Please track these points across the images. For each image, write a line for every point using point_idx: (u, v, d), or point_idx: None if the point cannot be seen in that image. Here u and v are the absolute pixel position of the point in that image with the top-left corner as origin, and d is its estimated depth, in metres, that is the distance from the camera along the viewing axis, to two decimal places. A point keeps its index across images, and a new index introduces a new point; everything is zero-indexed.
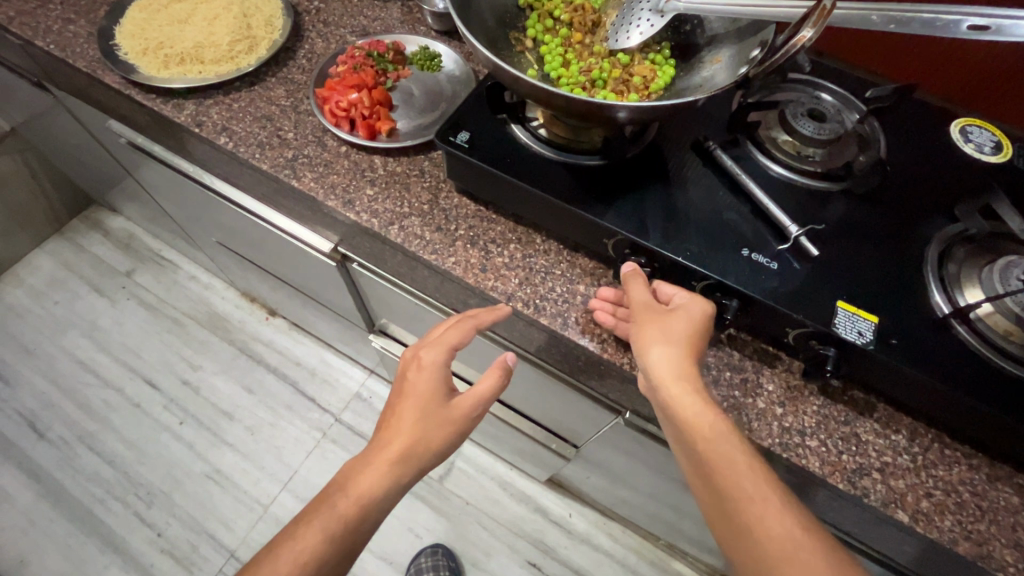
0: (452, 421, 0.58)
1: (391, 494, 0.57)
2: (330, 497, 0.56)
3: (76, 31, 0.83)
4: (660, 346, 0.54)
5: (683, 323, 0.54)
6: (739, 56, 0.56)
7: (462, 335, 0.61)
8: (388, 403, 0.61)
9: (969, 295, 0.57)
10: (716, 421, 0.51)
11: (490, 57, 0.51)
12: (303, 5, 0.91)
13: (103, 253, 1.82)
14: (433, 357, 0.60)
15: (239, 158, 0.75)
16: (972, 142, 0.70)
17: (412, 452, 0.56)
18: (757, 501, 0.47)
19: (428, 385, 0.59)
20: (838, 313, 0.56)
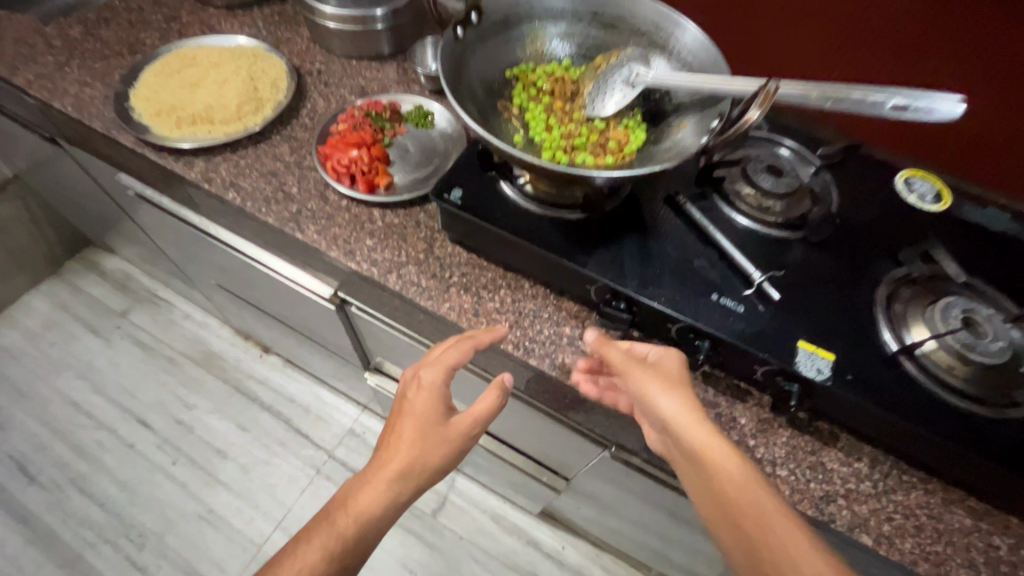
0: (451, 439, 0.63)
1: (390, 511, 0.60)
2: (331, 514, 0.60)
3: (93, 93, 0.89)
4: (664, 394, 0.59)
5: (670, 369, 0.61)
6: (701, 124, 0.62)
7: (459, 354, 0.65)
8: (388, 422, 0.66)
9: (916, 333, 0.63)
10: (733, 463, 0.55)
11: (481, 134, 0.57)
12: (305, 67, 0.98)
13: (99, 294, 1.85)
14: (433, 377, 0.65)
15: (246, 212, 0.80)
16: (914, 192, 0.78)
17: (412, 470, 0.61)
18: (792, 543, 0.50)
19: (426, 404, 0.64)
20: (799, 352, 0.62)
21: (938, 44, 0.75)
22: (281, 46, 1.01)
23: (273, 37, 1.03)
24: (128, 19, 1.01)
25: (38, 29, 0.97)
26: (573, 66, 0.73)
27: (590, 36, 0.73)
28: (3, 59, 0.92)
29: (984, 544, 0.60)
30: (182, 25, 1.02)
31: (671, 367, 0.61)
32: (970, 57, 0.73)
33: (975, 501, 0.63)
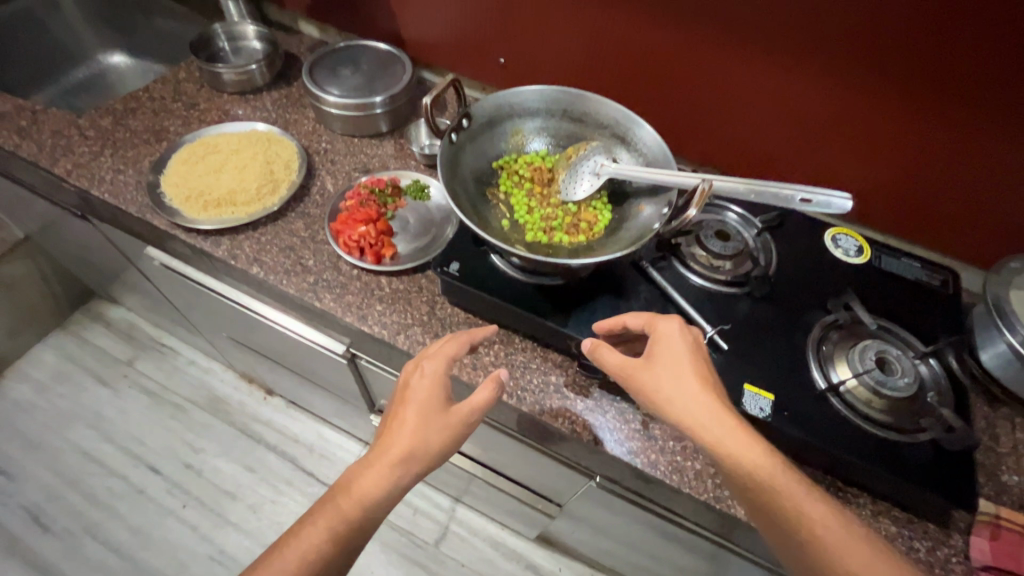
0: (450, 425, 0.70)
1: (390, 492, 0.67)
2: (337, 496, 0.67)
3: (126, 180, 1.01)
4: (674, 385, 0.65)
5: (677, 356, 0.67)
6: (655, 208, 0.76)
7: (456, 348, 0.75)
8: (391, 409, 0.73)
9: (839, 372, 0.76)
10: (747, 444, 0.62)
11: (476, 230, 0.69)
12: (313, 146, 1.11)
13: (105, 344, 1.92)
14: (434, 368, 0.73)
15: (269, 283, 0.92)
16: (840, 247, 0.92)
17: (413, 454, 0.68)
18: (809, 510, 0.59)
19: (429, 393, 0.71)
20: (745, 393, 0.74)
21: (834, 117, 0.91)
22: (290, 128, 1.14)
23: (283, 119, 1.16)
24: (151, 108, 1.14)
25: (71, 120, 1.09)
26: (549, 155, 0.86)
27: (563, 129, 0.87)
28: (42, 151, 1.03)
29: (906, 547, 0.72)
30: (201, 112, 1.15)
31: (674, 354, 0.67)
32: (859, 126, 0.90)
33: (899, 511, 0.75)
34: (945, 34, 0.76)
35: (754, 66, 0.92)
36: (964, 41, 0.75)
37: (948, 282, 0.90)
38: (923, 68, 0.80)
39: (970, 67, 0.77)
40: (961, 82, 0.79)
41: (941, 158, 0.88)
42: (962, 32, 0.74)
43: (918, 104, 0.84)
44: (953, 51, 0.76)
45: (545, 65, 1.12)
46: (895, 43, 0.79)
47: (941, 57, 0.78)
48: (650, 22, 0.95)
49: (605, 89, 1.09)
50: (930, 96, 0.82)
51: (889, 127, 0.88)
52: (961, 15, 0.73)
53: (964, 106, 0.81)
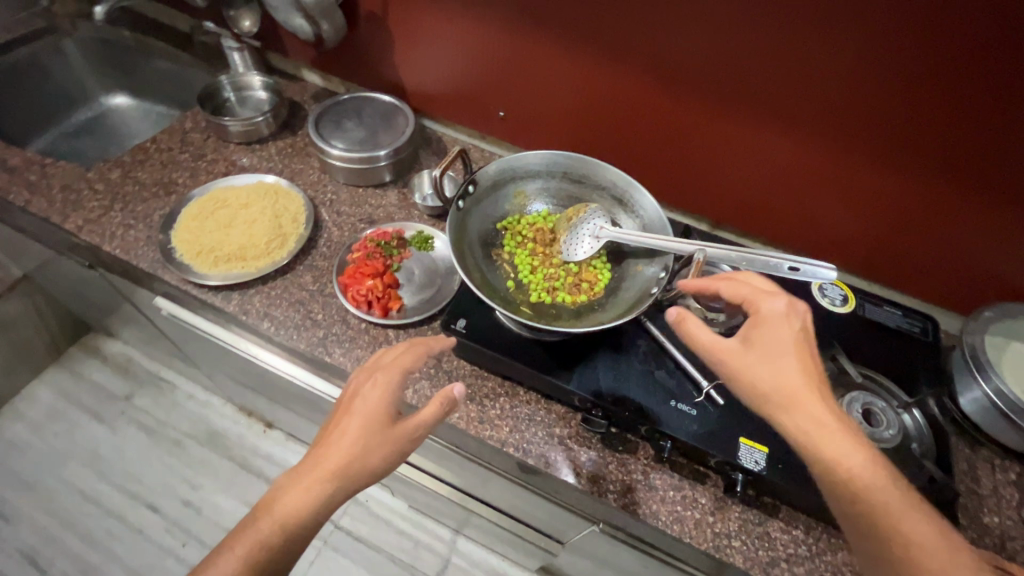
0: (394, 441, 0.69)
1: (319, 505, 0.66)
2: (266, 505, 0.66)
3: (137, 235, 1.03)
4: (770, 369, 0.60)
5: (777, 339, 0.62)
6: (653, 271, 0.81)
7: (411, 362, 0.74)
8: (333, 416, 0.72)
9: None
10: (841, 438, 0.57)
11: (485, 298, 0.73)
12: (319, 197, 1.14)
13: (102, 379, 1.92)
14: (386, 381, 0.72)
15: (279, 338, 0.94)
16: (827, 297, 0.97)
17: (350, 468, 0.67)
18: (901, 514, 0.55)
19: (378, 403, 0.71)
20: (741, 447, 0.78)
21: (816, 170, 0.97)
22: (296, 178, 1.17)
23: (288, 169, 1.19)
24: (160, 160, 1.16)
25: (81, 174, 1.11)
26: (550, 214, 0.90)
27: (563, 190, 0.91)
28: (53, 206, 1.06)
29: None
30: (208, 163, 1.18)
31: (778, 340, 0.62)
32: (840, 179, 0.96)
33: None
34: (924, 106, 0.81)
35: (740, 121, 0.97)
36: (942, 113, 0.81)
37: (927, 330, 0.95)
38: (904, 135, 0.86)
39: (948, 135, 0.83)
40: (940, 147, 0.84)
41: (922, 214, 0.93)
42: (939, 105, 0.80)
43: (900, 166, 0.89)
44: (930, 119, 0.82)
45: (544, 119, 1.16)
46: (871, 105, 0.85)
47: (921, 126, 0.83)
48: (647, 86, 1.00)
49: (602, 143, 1.14)
50: (912, 159, 0.88)
51: (867, 180, 0.94)
52: (938, 90, 0.79)
53: (943, 169, 0.86)
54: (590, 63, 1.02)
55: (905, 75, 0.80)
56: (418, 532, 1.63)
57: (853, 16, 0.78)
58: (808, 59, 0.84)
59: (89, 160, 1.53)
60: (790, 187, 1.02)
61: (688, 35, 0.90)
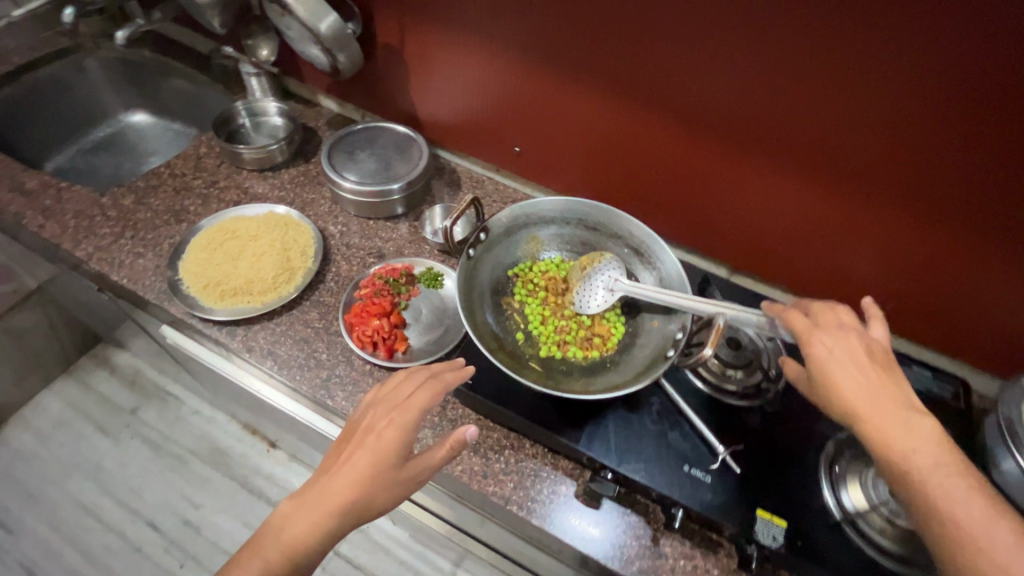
0: (402, 482, 0.66)
1: (320, 546, 0.63)
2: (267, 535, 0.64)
3: (145, 263, 1.02)
4: (839, 388, 0.60)
5: (841, 359, 0.62)
6: (669, 329, 0.77)
7: (430, 400, 0.69)
8: (341, 446, 0.69)
9: (853, 496, 0.76)
10: (914, 453, 0.55)
11: (492, 357, 0.70)
12: (329, 229, 1.13)
13: (110, 391, 1.92)
14: (402, 419, 0.67)
15: (281, 377, 0.92)
16: None
17: (356, 508, 0.64)
18: (986, 530, 0.51)
19: (388, 443, 0.66)
20: (758, 521, 0.73)
21: (841, 220, 0.93)
22: (307, 208, 1.16)
23: (300, 199, 1.17)
24: (173, 186, 1.16)
25: (95, 199, 1.11)
26: (564, 261, 0.88)
27: (578, 236, 0.88)
28: (64, 232, 1.05)
29: None
30: (220, 190, 1.17)
31: (838, 359, 0.62)
32: (864, 231, 0.92)
33: None
34: (966, 167, 0.77)
35: (760, 167, 0.94)
36: (986, 173, 0.76)
37: (959, 395, 0.91)
38: (944, 194, 0.81)
39: (991, 197, 0.78)
40: (981, 208, 0.80)
41: (958, 275, 0.88)
42: (983, 166, 0.76)
43: (937, 225, 0.85)
44: (964, 176, 0.78)
45: (561, 155, 1.14)
46: (901, 159, 0.81)
47: (962, 186, 0.79)
48: (670, 128, 0.97)
49: (620, 182, 1.11)
50: (950, 219, 0.83)
51: (893, 234, 0.89)
52: (982, 152, 0.75)
53: (983, 230, 0.82)
54: (612, 103, 1.00)
55: (947, 134, 0.75)
56: (417, 561, 1.60)
57: (895, 71, 0.74)
58: (837, 110, 0.81)
59: (97, 182, 1.50)
60: (812, 236, 0.98)
61: (717, 81, 0.87)
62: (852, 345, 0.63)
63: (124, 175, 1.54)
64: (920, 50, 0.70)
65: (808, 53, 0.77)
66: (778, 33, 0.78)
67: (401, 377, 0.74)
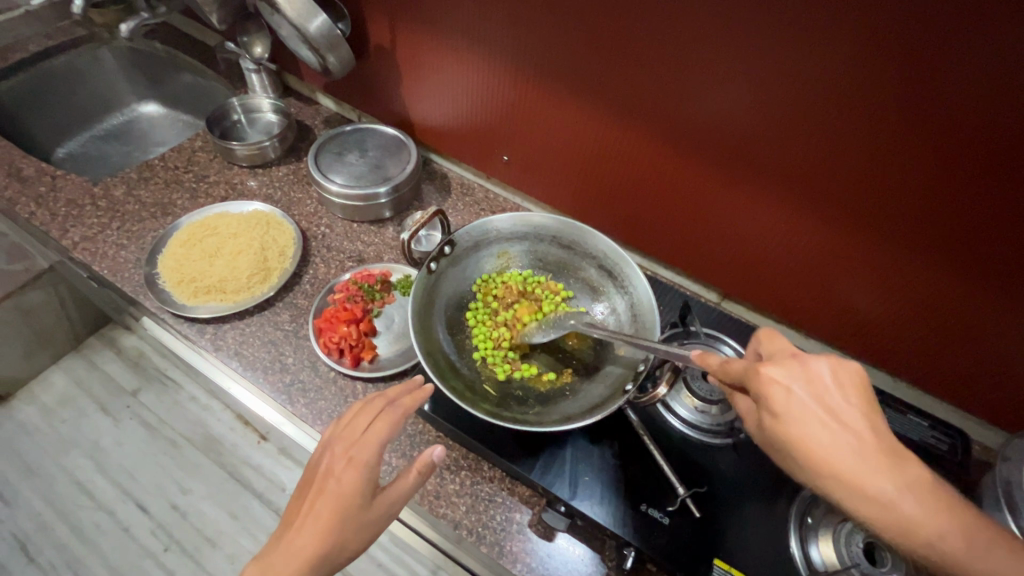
0: (372, 521, 0.61)
1: None
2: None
3: (126, 256, 1.03)
4: (813, 437, 0.51)
5: (802, 403, 0.53)
6: (632, 358, 0.73)
7: (392, 428, 0.64)
8: (301, 494, 0.63)
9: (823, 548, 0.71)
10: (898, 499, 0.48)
11: (438, 381, 0.67)
12: (311, 229, 1.12)
13: (113, 371, 1.95)
14: (365, 456, 0.62)
15: (245, 379, 0.91)
16: None
17: (325, 560, 0.58)
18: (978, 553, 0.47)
19: (351, 486, 0.61)
20: (715, 570, 0.70)
21: (832, 250, 0.87)
22: (292, 207, 1.15)
23: (287, 199, 1.17)
24: (164, 179, 1.17)
25: (87, 189, 1.13)
26: (533, 278, 0.85)
27: (551, 253, 0.85)
28: (54, 220, 1.07)
29: None
30: (209, 185, 1.17)
31: (804, 399, 0.53)
32: (857, 263, 0.86)
33: None
34: (973, 204, 0.70)
35: (748, 189, 0.88)
36: (995, 213, 0.69)
37: (956, 449, 0.84)
38: (948, 231, 0.74)
39: (1000, 238, 0.71)
40: (989, 250, 0.73)
41: (961, 320, 0.81)
42: (991, 205, 0.69)
43: (941, 265, 0.78)
44: (964, 214, 0.72)
45: (552, 167, 1.10)
46: (895, 191, 0.75)
47: (967, 221, 0.72)
48: (660, 146, 0.92)
49: (611, 198, 1.07)
50: (954, 259, 0.76)
51: (887, 269, 0.83)
52: (990, 188, 0.68)
53: (991, 275, 0.75)
54: (601, 117, 0.95)
55: (953, 167, 0.69)
56: (395, 565, 1.57)
57: (892, 95, 0.68)
58: (827, 135, 0.75)
59: (96, 173, 1.52)
60: (802, 265, 0.92)
61: (707, 99, 0.82)
62: (812, 379, 0.54)
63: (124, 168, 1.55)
64: (917, 76, 0.65)
65: (803, 73, 0.72)
66: (768, 53, 0.72)
67: (358, 406, 0.68)
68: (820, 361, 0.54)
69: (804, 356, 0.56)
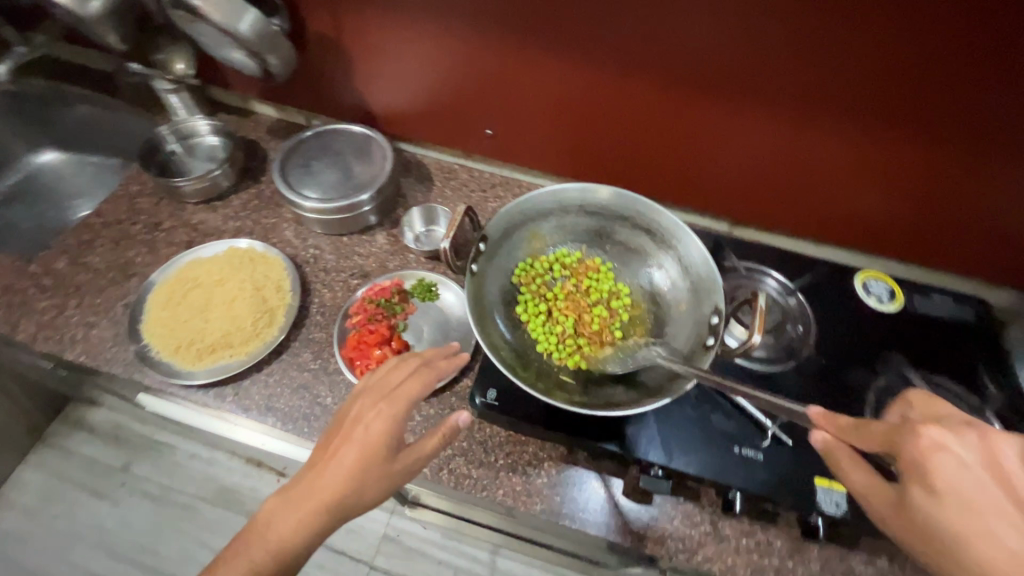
0: (391, 475, 0.59)
1: (303, 544, 0.56)
2: (249, 537, 0.57)
3: (101, 333, 0.90)
4: (982, 522, 0.44)
5: (968, 483, 0.46)
6: (697, 313, 0.72)
7: (421, 388, 0.63)
8: (330, 437, 0.63)
9: None
10: None
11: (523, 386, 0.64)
12: (300, 254, 1.02)
13: (93, 452, 1.71)
14: (391, 411, 0.61)
15: (288, 433, 0.84)
16: (873, 295, 0.91)
17: (339, 503, 0.57)
18: None
19: (377, 435, 0.60)
20: (818, 490, 0.73)
21: (842, 160, 0.87)
22: (270, 236, 1.04)
23: (260, 227, 1.05)
24: (110, 238, 1.02)
25: (22, 269, 0.97)
26: (570, 255, 0.82)
27: (580, 223, 0.81)
28: None
29: None
30: (166, 232, 1.03)
31: (973, 475, 0.46)
32: (868, 168, 0.87)
33: None
34: (985, 87, 0.70)
35: (753, 116, 0.86)
36: (1007, 94, 0.70)
37: (982, 316, 0.91)
38: (961, 118, 0.75)
39: (1015, 119, 0.72)
40: (1000, 129, 0.74)
41: (975, 199, 0.84)
42: (1003, 85, 0.70)
43: (952, 153, 0.79)
44: (976, 102, 0.72)
45: (539, 132, 1.04)
46: (906, 92, 0.75)
47: (978, 109, 0.73)
48: (656, 88, 0.88)
49: (607, 152, 1.03)
50: (966, 144, 0.78)
51: (898, 168, 0.85)
52: (1002, 73, 0.68)
53: (1003, 152, 0.77)
54: (587, 69, 0.89)
55: (968, 57, 0.68)
56: (458, 558, 1.55)
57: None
58: (835, 48, 0.73)
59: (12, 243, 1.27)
60: (813, 178, 0.92)
61: (705, 31, 0.77)
62: (984, 458, 0.47)
63: (49, 232, 1.32)
64: None
65: None
66: None
67: (393, 364, 0.68)
68: (995, 445, 0.48)
69: (980, 429, 0.49)
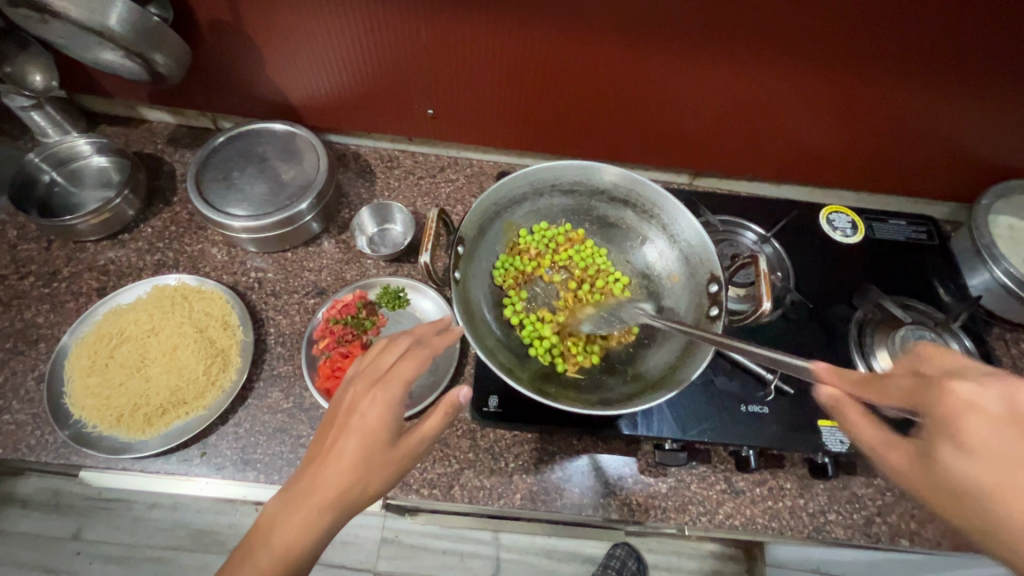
0: (399, 461, 0.52)
1: (315, 547, 0.49)
2: (247, 547, 0.48)
3: (16, 418, 0.76)
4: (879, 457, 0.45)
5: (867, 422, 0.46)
6: (694, 283, 0.70)
7: (419, 365, 0.54)
8: (325, 428, 0.54)
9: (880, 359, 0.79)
10: None
11: (532, 394, 0.60)
12: (241, 281, 0.90)
13: (32, 527, 1.37)
14: (390, 392, 0.52)
15: (273, 485, 0.75)
16: (837, 229, 0.94)
17: (348, 497, 0.50)
18: None
19: (377, 421, 0.51)
20: (824, 431, 0.78)
21: (804, 101, 0.84)
22: (199, 264, 0.91)
23: (185, 257, 0.91)
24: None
25: None
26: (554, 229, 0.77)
27: (555, 204, 0.77)
28: None
29: None
30: (67, 281, 0.87)
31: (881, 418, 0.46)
32: (829, 105, 0.85)
33: None
34: (942, 14, 0.68)
35: (713, 67, 0.81)
36: (966, 24, 0.69)
37: (932, 234, 0.96)
38: (918, 48, 0.73)
39: (971, 48, 0.72)
40: (957, 52, 0.73)
41: (924, 124, 0.86)
42: (962, 7, 0.67)
43: (909, 85, 0.79)
44: (937, 33, 0.70)
45: (486, 104, 0.94)
46: (872, 29, 0.71)
47: (937, 41, 0.72)
48: (613, 45, 0.79)
49: (563, 116, 0.94)
50: (924, 71, 0.76)
51: (856, 104, 0.84)
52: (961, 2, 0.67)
53: (955, 79, 0.77)
54: (532, 33, 0.79)
55: None
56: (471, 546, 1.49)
57: None
58: None
59: None
60: (775, 121, 0.90)
61: None
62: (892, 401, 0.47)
63: None
64: None
65: None
66: None
67: (384, 345, 0.59)
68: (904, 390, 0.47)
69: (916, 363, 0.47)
